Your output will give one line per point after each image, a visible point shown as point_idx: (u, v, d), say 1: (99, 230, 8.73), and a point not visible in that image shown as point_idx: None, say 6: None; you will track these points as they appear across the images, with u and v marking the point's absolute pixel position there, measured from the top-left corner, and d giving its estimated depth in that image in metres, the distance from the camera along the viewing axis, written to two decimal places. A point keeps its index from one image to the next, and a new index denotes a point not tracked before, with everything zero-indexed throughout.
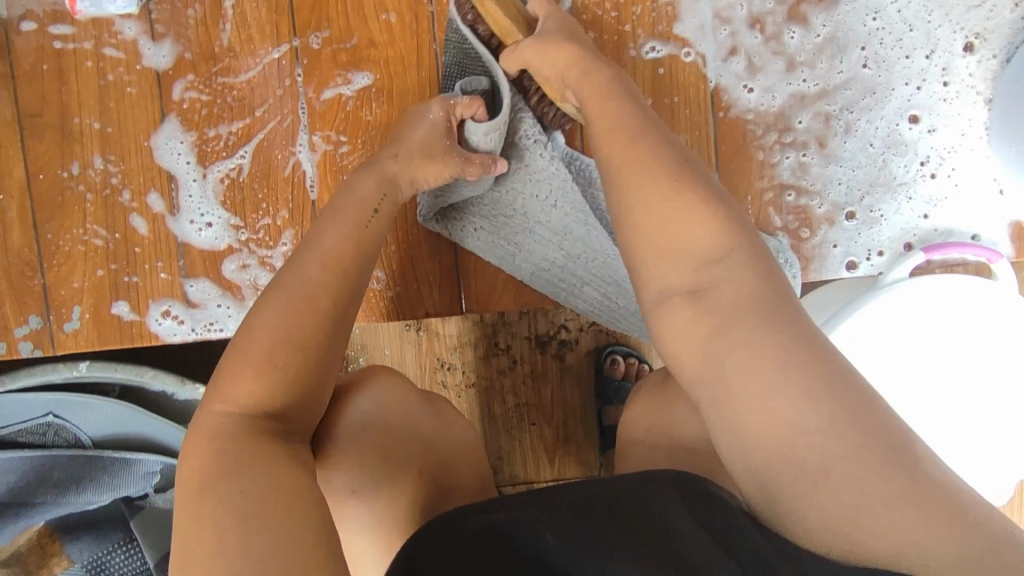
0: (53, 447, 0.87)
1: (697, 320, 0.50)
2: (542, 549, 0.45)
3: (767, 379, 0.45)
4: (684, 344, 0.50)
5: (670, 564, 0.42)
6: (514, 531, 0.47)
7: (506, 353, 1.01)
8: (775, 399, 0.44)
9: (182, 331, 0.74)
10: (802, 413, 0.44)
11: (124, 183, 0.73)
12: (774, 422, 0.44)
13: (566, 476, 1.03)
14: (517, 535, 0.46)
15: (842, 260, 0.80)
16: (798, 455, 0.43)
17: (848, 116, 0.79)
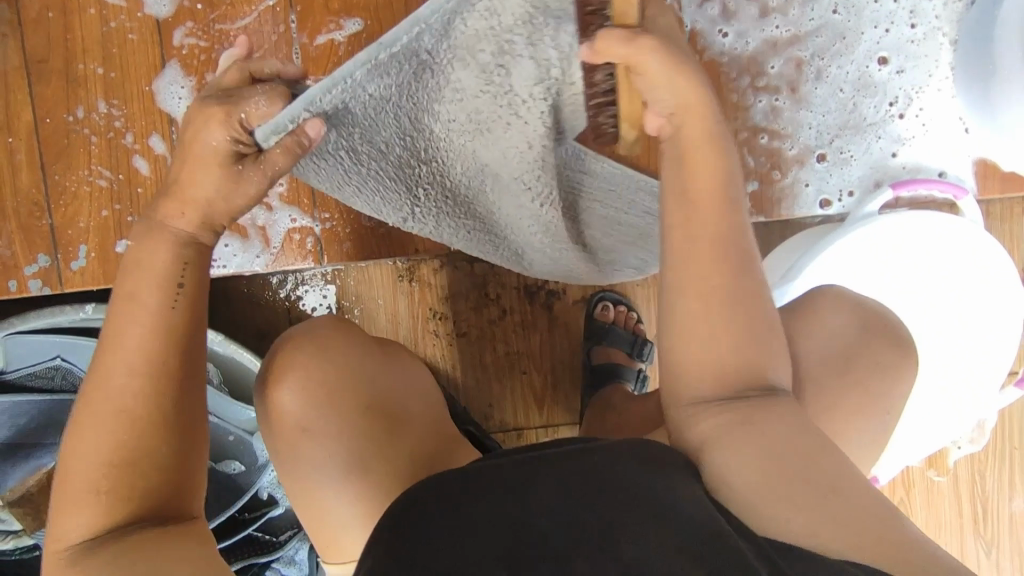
0: (61, 391, 0.90)
1: (702, 307, 0.52)
2: (535, 521, 0.48)
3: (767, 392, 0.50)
4: (690, 321, 0.52)
5: (651, 556, 0.44)
6: (512, 509, 0.50)
7: (496, 303, 1.05)
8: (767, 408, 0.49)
9: None
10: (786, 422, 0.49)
11: (127, 126, 0.76)
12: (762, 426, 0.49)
13: (554, 423, 1.08)
14: (515, 516, 0.49)
15: (816, 199, 0.84)
16: (775, 452, 0.47)
17: (819, 61, 0.82)
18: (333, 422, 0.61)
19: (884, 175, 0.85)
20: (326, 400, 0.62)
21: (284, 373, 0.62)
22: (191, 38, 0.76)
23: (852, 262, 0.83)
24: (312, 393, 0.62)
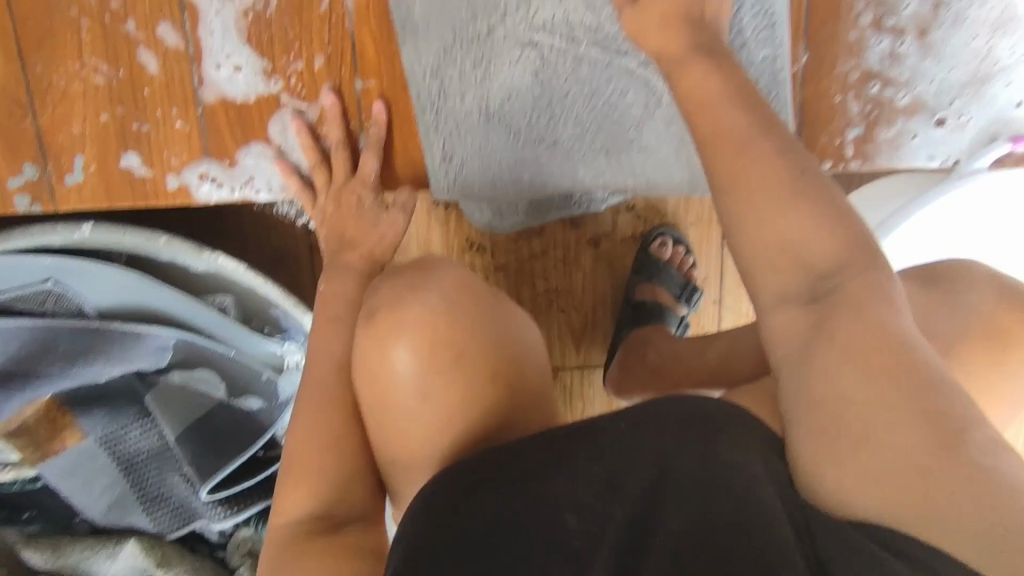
0: (55, 317, 0.81)
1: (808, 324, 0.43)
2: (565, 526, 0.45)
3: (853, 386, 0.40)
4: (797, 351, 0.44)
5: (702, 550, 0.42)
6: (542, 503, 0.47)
7: (538, 236, 0.96)
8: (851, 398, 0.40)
9: (222, 196, 0.67)
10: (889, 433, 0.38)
11: (127, 9, 0.61)
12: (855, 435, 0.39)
13: (591, 363, 1.03)
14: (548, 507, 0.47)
15: (918, 151, 0.75)
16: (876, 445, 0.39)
17: (959, 3, 0.71)
18: (470, 361, 0.54)
19: (1002, 125, 0.75)
20: (453, 367, 0.53)
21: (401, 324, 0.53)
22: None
23: (946, 222, 0.76)
24: (439, 359, 0.53)
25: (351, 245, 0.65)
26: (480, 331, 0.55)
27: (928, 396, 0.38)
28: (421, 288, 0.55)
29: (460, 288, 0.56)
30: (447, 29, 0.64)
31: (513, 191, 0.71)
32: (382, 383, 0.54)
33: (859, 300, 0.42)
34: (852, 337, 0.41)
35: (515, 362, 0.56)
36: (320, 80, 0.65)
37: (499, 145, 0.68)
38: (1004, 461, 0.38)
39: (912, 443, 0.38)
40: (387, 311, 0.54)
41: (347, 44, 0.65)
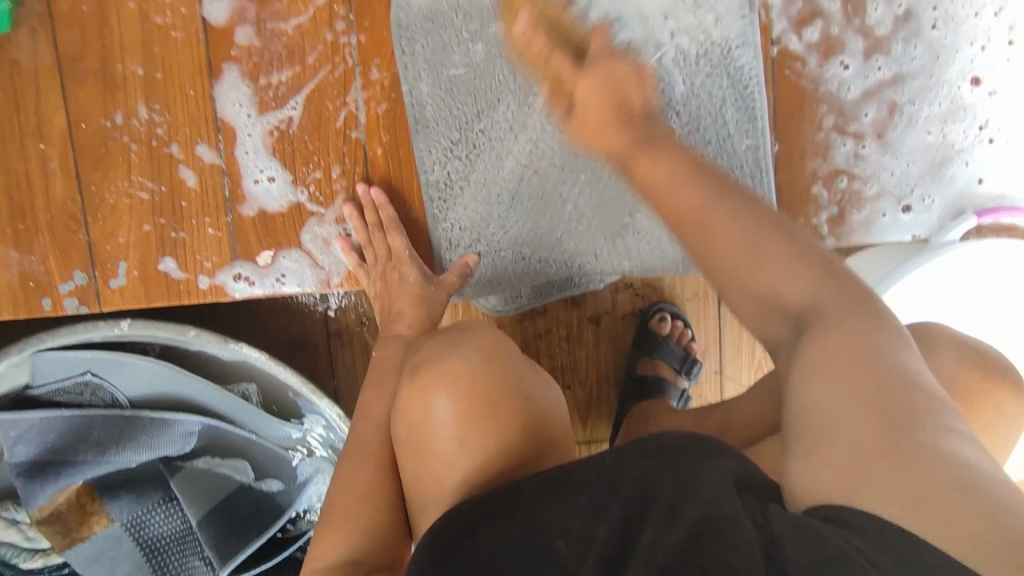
0: (90, 407, 0.87)
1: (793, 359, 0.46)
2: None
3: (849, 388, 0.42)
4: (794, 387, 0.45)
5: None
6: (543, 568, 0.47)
7: (543, 316, 1.01)
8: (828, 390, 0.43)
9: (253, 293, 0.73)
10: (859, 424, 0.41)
11: (170, 134, 0.71)
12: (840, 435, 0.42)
13: (598, 437, 1.05)
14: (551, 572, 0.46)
15: (891, 227, 0.81)
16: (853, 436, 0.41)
17: (911, 107, 0.80)
18: (475, 429, 0.56)
19: (966, 199, 0.82)
20: (489, 416, 0.56)
21: (437, 384, 0.57)
22: (251, 39, 0.71)
23: (926, 289, 0.80)
24: (478, 411, 0.56)
25: (397, 318, 0.72)
26: (514, 387, 0.58)
27: (895, 395, 0.41)
28: (463, 346, 0.59)
29: (498, 347, 0.60)
30: (462, 126, 0.74)
31: (522, 266, 0.78)
32: (424, 436, 0.57)
33: (843, 320, 0.45)
34: (836, 358, 0.44)
35: (541, 420, 0.59)
36: (336, 186, 0.73)
37: (507, 222, 0.76)
38: (963, 445, 0.40)
39: (864, 424, 0.41)
40: (429, 368, 0.58)
41: (361, 152, 0.74)
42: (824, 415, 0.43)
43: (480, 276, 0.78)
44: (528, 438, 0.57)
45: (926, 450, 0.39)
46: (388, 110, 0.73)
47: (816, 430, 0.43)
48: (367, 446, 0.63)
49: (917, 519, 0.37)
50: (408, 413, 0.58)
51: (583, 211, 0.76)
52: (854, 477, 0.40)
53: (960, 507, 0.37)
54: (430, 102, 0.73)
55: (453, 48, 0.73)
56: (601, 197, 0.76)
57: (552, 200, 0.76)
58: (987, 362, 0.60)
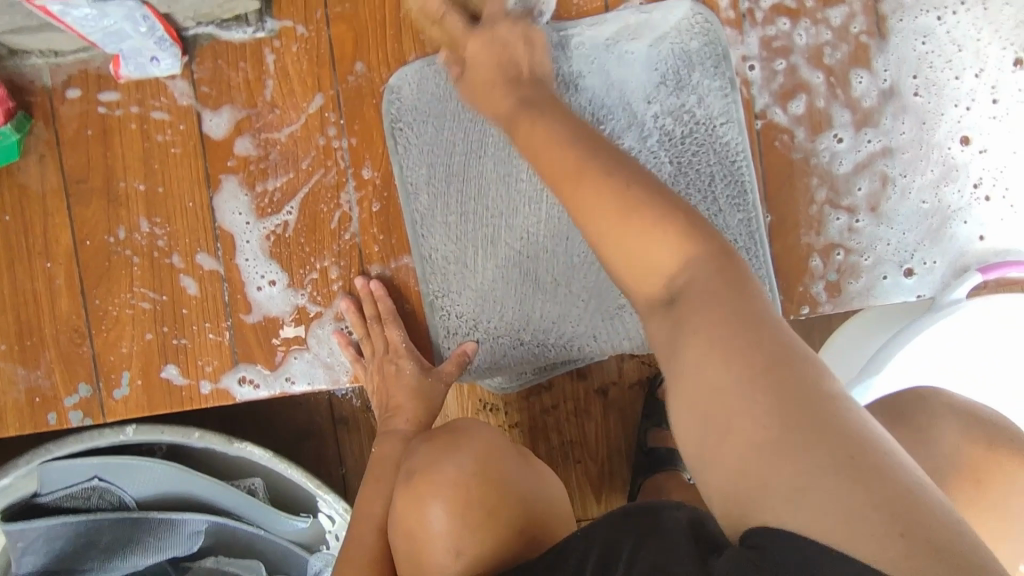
0: (98, 511, 0.86)
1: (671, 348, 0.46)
2: None
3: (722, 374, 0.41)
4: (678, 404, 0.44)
5: None
6: None
7: (548, 391, 1.00)
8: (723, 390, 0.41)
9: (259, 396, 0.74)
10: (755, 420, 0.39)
11: (171, 245, 0.73)
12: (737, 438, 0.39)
13: (613, 512, 1.02)
14: None
15: (894, 289, 0.80)
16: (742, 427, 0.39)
17: (903, 179, 0.80)
18: (474, 534, 0.54)
19: (969, 256, 0.81)
20: (485, 522, 0.54)
21: (431, 494, 0.56)
22: (250, 150, 0.74)
23: (934, 349, 0.79)
24: (472, 518, 0.55)
25: (395, 412, 0.70)
26: (511, 490, 0.56)
27: (773, 376, 0.40)
28: (455, 452, 0.58)
29: (493, 448, 0.58)
30: (454, 211, 0.75)
31: (518, 349, 0.75)
32: (421, 545, 0.56)
33: (698, 314, 0.45)
34: (711, 358, 0.42)
35: (540, 522, 0.57)
36: (334, 285, 0.74)
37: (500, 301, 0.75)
38: (849, 414, 0.39)
39: (763, 420, 0.39)
40: (422, 475, 0.58)
41: (355, 248, 0.75)
42: (713, 418, 0.41)
43: (477, 363, 0.75)
44: (530, 541, 0.56)
45: (813, 431, 0.38)
46: (378, 204, 0.75)
47: (712, 436, 0.41)
48: (367, 551, 0.61)
49: (814, 520, 0.35)
50: (404, 525, 0.57)
51: (575, 288, 0.74)
52: (754, 481, 0.38)
53: (851, 491, 0.35)
54: (425, 190, 0.74)
55: (445, 135, 0.75)
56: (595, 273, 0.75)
57: (545, 278, 0.74)
58: (1005, 438, 0.58)
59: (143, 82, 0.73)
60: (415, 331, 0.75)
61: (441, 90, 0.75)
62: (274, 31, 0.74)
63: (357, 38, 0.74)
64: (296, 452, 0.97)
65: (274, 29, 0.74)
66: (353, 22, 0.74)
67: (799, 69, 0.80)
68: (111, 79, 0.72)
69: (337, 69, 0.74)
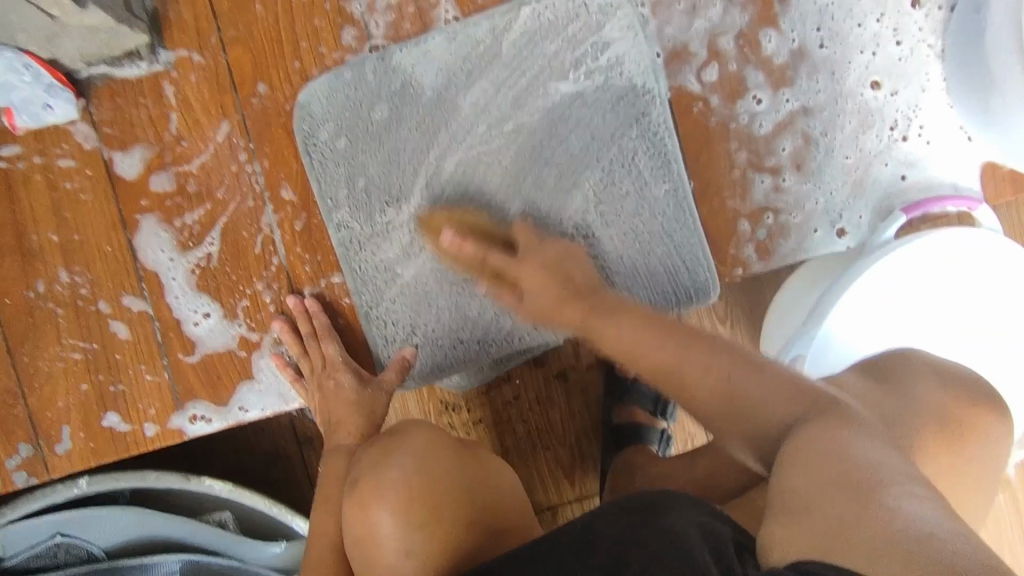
0: (67, 566, 0.85)
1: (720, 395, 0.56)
2: None
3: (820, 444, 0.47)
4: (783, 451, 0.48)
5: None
6: None
7: (508, 383, 1.01)
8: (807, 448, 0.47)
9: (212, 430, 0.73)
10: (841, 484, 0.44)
11: (95, 292, 0.72)
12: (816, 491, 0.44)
13: (589, 494, 1.03)
14: None
15: (826, 239, 0.82)
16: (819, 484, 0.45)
17: (821, 131, 0.81)
18: (419, 535, 0.54)
19: (893, 197, 0.82)
20: (429, 521, 0.55)
21: (375, 499, 0.56)
22: (166, 185, 0.72)
23: (872, 295, 0.79)
24: (416, 516, 0.55)
25: (337, 426, 0.70)
26: (454, 482, 0.57)
27: (870, 456, 0.45)
28: (396, 452, 0.58)
29: (430, 446, 0.58)
30: (379, 218, 0.74)
31: (461, 349, 0.75)
32: (370, 550, 0.56)
33: (823, 430, 0.48)
34: (806, 450, 0.47)
35: (489, 514, 0.58)
36: (267, 309, 0.73)
37: (436, 302, 0.74)
38: (916, 503, 0.43)
39: (843, 491, 0.44)
40: (366, 483, 0.57)
41: (283, 269, 0.74)
42: (793, 488, 0.46)
43: (422, 367, 0.75)
44: (478, 533, 0.56)
45: (888, 512, 0.42)
46: (298, 221, 0.74)
47: (787, 502, 0.45)
48: (324, 567, 0.60)
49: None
50: (355, 533, 0.57)
51: None
52: (830, 537, 0.42)
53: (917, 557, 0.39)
54: (346, 202, 0.73)
55: (358, 146, 0.73)
56: None
57: (479, 273, 0.74)
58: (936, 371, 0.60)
59: (41, 131, 0.71)
60: (355, 344, 0.75)
61: (352, 101, 0.73)
62: (168, 63, 0.72)
63: (255, 59, 0.73)
64: (263, 478, 0.96)
65: (168, 60, 0.72)
66: (249, 44, 0.73)
67: (704, 36, 0.80)
68: (9, 133, 0.71)
69: (240, 93, 0.73)
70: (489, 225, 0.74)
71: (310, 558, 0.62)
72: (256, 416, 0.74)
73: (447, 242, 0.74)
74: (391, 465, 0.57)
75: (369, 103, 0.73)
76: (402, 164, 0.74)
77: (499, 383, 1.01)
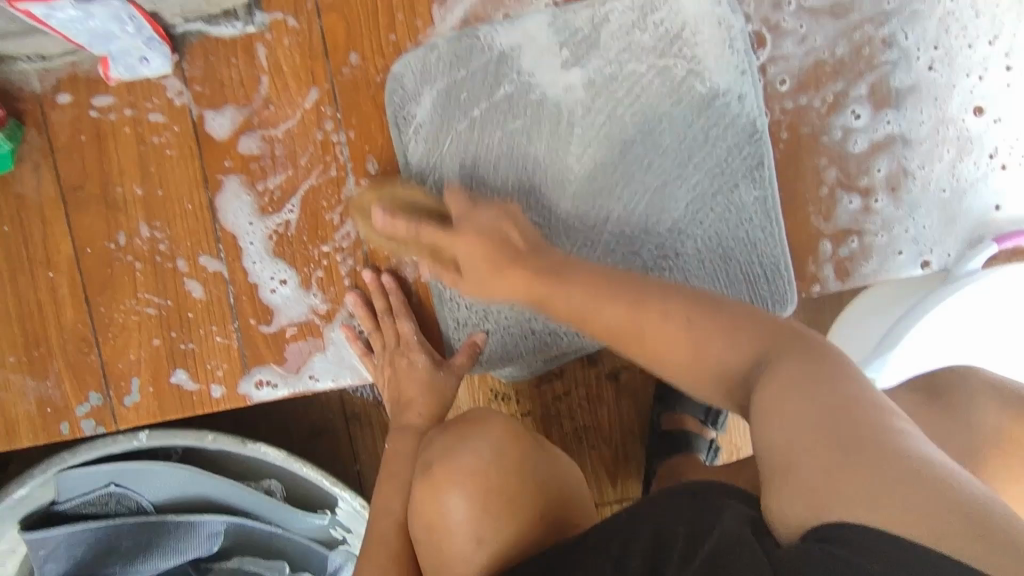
0: (117, 516, 0.86)
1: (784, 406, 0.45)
2: None
3: (781, 390, 0.45)
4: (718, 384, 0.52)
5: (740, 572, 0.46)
6: None
7: (560, 378, 0.99)
8: (788, 405, 0.44)
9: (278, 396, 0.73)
10: (817, 443, 0.42)
11: (172, 248, 0.72)
12: (812, 466, 0.42)
13: (630, 496, 1.01)
14: None
15: (914, 262, 0.79)
16: (800, 453, 0.42)
17: (919, 150, 0.78)
18: (496, 523, 0.54)
19: (983, 228, 0.79)
20: (503, 510, 0.54)
21: (450, 483, 0.55)
22: (254, 148, 0.72)
23: (951, 324, 0.76)
24: (491, 504, 0.54)
25: (406, 405, 0.69)
26: (529, 475, 0.56)
27: (848, 412, 0.43)
28: (472, 438, 0.57)
29: (507, 436, 0.57)
30: (460, 198, 0.72)
31: (530, 337, 0.74)
32: (442, 534, 0.55)
33: (789, 362, 0.47)
34: (781, 379, 0.46)
35: (557, 508, 0.57)
36: (340, 282, 0.73)
37: None
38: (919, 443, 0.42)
39: (830, 448, 0.42)
40: (439, 464, 0.56)
41: (361, 243, 0.73)
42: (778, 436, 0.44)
43: (490, 353, 0.74)
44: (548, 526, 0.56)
45: (889, 453, 0.40)
46: (379, 198, 0.73)
47: (781, 452, 0.43)
48: (389, 545, 0.60)
49: (895, 519, 0.38)
50: (424, 515, 0.56)
51: (585, 273, 0.73)
52: (818, 490, 0.41)
53: (913, 494, 0.38)
54: (433, 179, 0.73)
55: (449, 125, 0.72)
56: (606, 256, 0.73)
57: (555, 263, 0.73)
58: None
59: (134, 83, 0.71)
60: (424, 325, 0.74)
61: (445, 76, 0.72)
62: (263, 25, 0.71)
63: (350, 29, 0.72)
64: (311, 449, 0.96)
65: (264, 23, 0.71)
66: (345, 12, 0.72)
67: (809, 45, 0.77)
68: (102, 82, 0.71)
69: (331, 61, 0.72)
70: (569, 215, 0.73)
71: (373, 534, 0.62)
72: (322, 387, 0.74)
73: (526, 227, 0.73)
74: (466, 450, 0.56)
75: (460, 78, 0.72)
76: (487, 145, 0.72)
77: (550, 377, 0.99)
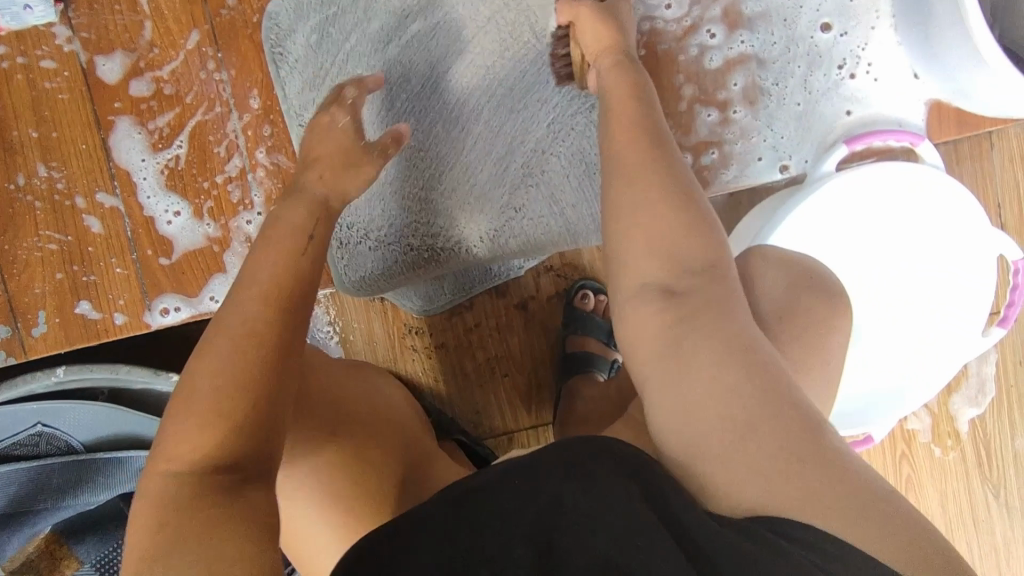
0: (47, 456, 0.91)
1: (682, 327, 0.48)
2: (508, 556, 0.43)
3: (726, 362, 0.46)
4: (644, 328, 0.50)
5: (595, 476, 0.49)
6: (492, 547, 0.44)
7: (470, 310, 1.05)
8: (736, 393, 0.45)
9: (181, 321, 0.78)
10: (762, 433, 0.43)
11: (70, 186, 0.76)
12: (757, 459, 0.43)
13: (544, 421, 1.07)
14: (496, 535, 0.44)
15: (772, 167, 0.85)
16: (747, 443, 0.44)
17: (771, 65, 0.83)
18: None
19: (837, 133, 0.84)
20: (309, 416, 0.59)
21: None
22: (143, 90, 0.77)
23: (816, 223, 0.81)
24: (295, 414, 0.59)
25: None
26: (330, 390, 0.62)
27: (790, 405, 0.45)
28: None
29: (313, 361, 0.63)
30: None
31: (410, 255, 0.79)
32: None
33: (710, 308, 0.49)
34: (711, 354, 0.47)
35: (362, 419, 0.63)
36: (230, 211, 0.78)
37: (388, 209, 0.79)
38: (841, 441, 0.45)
39: (777, 440, 0.43)
40: None
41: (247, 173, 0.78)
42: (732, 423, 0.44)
43: (374, 270, 0.80)
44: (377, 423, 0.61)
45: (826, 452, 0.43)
46: (263, 133, 0.78)
47: (735, 442, 0.44)
48: None
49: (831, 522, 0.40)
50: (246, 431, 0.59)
51: (455, 193, 0.78)
52: (769, 492, 0.42)
53: (857, 501, 0.41)
54: (310, 112, 0.77)
55: (322, 57, 0.77)
56: (474, 177, 0.78)
57: (428, 185, 0.78)
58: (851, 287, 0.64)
59: (24, 32, 0.76)
60: None
61: (316, 12, 0.77)
62: None
63: None
64: None
65: None
66: None
67: None
68: None
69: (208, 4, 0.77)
70: (436, 138, 0.78)
71: None
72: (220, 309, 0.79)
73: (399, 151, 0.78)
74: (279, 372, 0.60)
75: (330, 13, 0.77)
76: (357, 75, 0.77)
77: (460, 309, 1.05)
